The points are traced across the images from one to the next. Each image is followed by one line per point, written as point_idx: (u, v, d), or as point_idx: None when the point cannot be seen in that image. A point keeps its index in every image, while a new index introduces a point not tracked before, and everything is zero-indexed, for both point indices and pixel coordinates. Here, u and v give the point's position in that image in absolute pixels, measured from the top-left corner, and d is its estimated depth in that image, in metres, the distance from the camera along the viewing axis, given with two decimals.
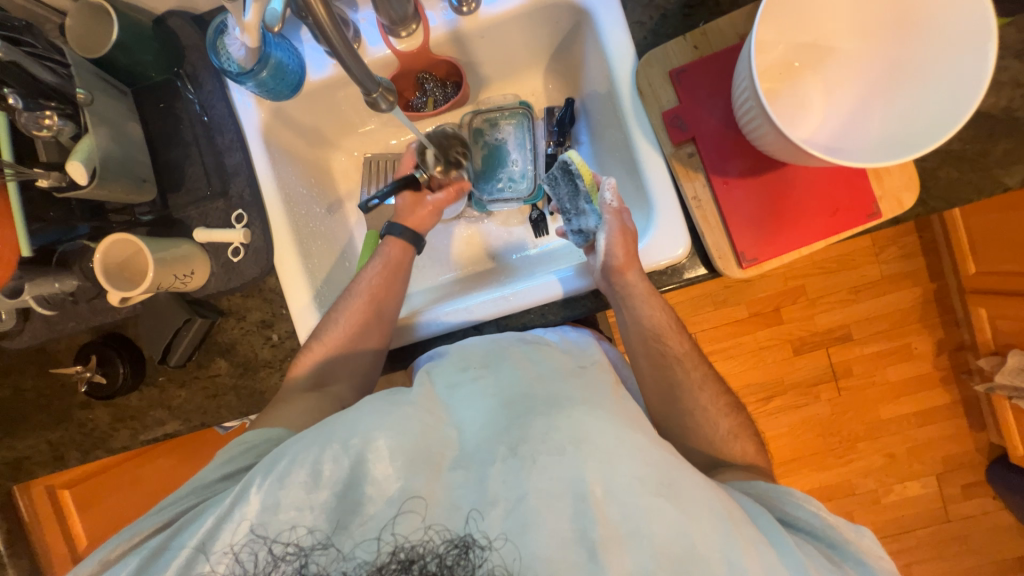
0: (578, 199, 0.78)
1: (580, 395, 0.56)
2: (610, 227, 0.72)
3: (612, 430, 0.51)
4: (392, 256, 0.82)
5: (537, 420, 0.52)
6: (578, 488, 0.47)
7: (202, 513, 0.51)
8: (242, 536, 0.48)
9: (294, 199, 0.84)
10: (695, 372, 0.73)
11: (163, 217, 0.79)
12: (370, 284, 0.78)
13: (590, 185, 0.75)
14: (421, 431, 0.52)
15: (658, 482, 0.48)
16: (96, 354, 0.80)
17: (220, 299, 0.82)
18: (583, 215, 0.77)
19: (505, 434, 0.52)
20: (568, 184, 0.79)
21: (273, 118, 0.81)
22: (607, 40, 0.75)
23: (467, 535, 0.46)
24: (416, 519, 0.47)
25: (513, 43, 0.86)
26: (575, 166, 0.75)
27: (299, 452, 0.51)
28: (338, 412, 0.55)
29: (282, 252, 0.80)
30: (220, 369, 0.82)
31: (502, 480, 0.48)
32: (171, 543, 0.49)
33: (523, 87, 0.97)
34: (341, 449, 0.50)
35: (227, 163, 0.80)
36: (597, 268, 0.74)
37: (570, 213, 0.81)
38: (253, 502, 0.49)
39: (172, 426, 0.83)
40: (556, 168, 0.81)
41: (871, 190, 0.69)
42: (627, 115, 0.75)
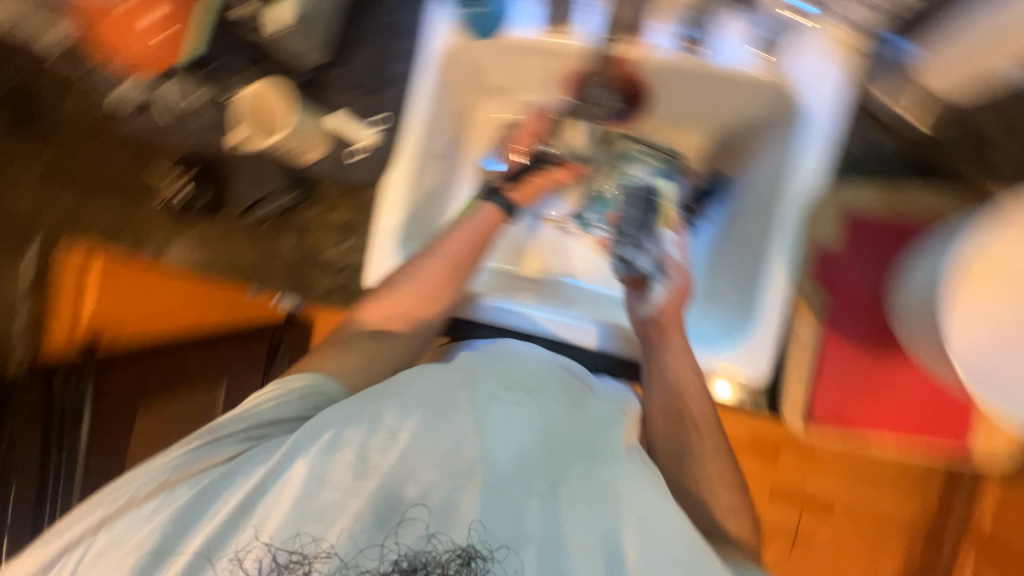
0: (645, 231, 0.80)
1: (620, 449, 0.62)
2: (670, 281, 0.76)
3: (648, 490, 0.58)
4: (483, 222, 0.78)
5: (578, 465, 0.60)
6: (611, 545, 0.56)
7: (242, 464, 0.59)
8: (287, 504, 0.54)
9: (432, 131, 0.81)
10: (711, 446, 0.72)
11: (313, 85, 0.80)
12: (454, 249, 0.75)
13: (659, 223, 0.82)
14: (458, 442, 0.59)
15: (683, 557, 0.55)
16: (190, 172, 0.82)
17: (317, 183, 0.81)
18: (638, 248, 0.79)
19: (538, 470, 0.60)
20: (638, 212, 0.82)
21: (456, 49, 0.79)
22: (800, 153, 0.73)
23: (469, 547, 0.54)
24: (419, 528, 0.55)
25: (701, 97, 0.83)
26: (657, 198, 0.82)
27: (347, 430, 0.58)
28: (383, 394, 0.62)
29: (395, 177, 0.78)
30: (284, 244, 0.83)
31: (537, 517, 0.57)
32: (218, 489, 0.57)
33: (680, 137, 0.92)
34: (389, 438, 0.58)
35: (391, 69, 0.80)
36: (639, 313, 0.77)
37: (627, 238, 0.81)
38: (298, 470, 0.56)
39: (218, 268, 0.85)
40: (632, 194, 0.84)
41: (960, 417, 0.70)
42: (775, 231, 0.73)
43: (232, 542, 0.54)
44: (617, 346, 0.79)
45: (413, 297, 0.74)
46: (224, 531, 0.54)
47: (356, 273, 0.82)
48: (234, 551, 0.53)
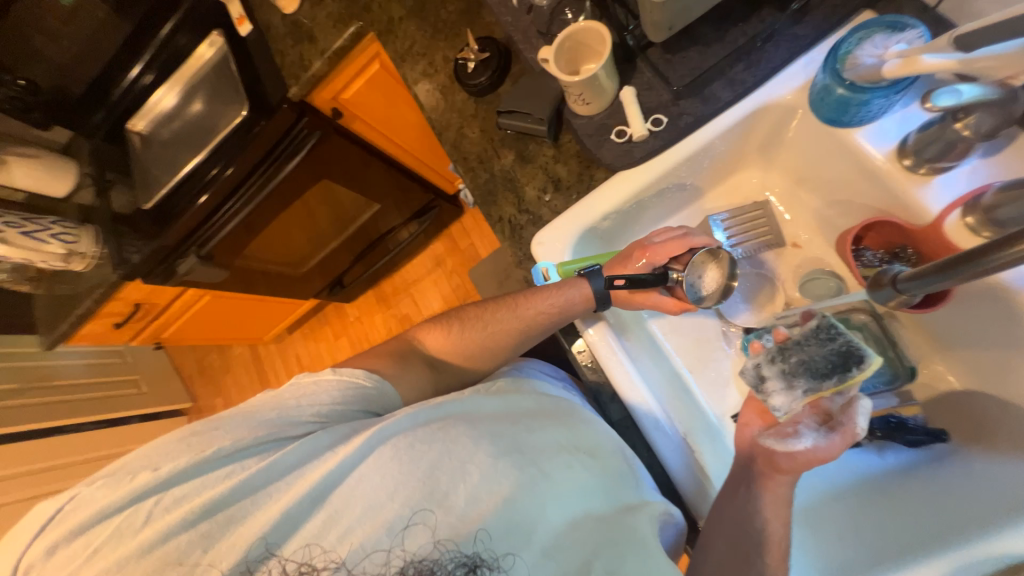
0: (816, 376, 0.59)
1: (650, 538, 0.59)
2: (815, 444, 0.58)
3: None
4: (571, 301, 0.72)
5: (623, 558, 0.57)
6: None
7: (287, 456, 0.58)
8: (329, 494, 0.56)
9: (696, 160, 0.78)
10: None
11: (631, 54, 0.78)
12: (534, 313, 0.75)
13: (855, 379, 0.57)
14: (512, 478, 0.59)
15: None
16: (487, 53, 0.89)
17: (567, 132, 0.84)
18: (791, 392, 0.61)
19: (571, 547, 0.57)
20: (828, 357, 0.59)
21: (786, 108, 0.73)
22: None
23: (478, 560, 0.54)
24: (445, 538, 0.54)
25: (999, 345, 0.65)
26: (866, 359, 0.57)
27: (416, 440, 0.60)
28: (455, 416, 0.64)
29: (637, 174, 0.77)
30: (504, 158, 0.86)
31: None
32: (263, 479, 0.57)
33: (930, 361, 0.75)
34: (456, 471, 0.58)
35: (711, 88, 0.74)
36: (765, 443, 0.62)
37: (786, 364, 0.61)
38: (353, 473, 0.57)
39: (445, 136, 0.92)
40: (837, 330, 0.60)
41: None
42: (958, 545, 0.57)
43: (284, 537, 0.54)
44: (682, 476, 0.70)
45: (482, 334, 0.78)
46: (258, 518, 0.55)
47: (534, 224, 0.82)
48: (270, 541, 0.53)
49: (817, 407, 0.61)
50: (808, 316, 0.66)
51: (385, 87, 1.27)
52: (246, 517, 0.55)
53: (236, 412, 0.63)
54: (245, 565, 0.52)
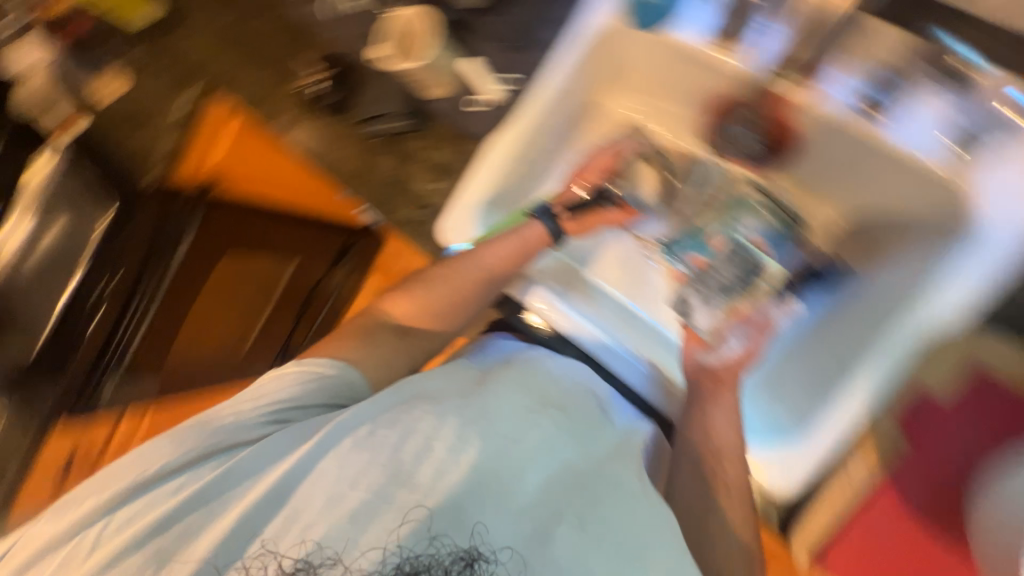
0: (733, 290, 0.80)
1: (631, 479, 0.57)
2: (745, 339, 0.76)
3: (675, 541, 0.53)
4: (527, 241, 0.77)
5: (610, 500, 0.54)
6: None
7: (233, 474, 0.52)
8: (279, 507, 0.51)
9: (556, 106, 0.78)
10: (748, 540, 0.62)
11: (462, 22, 0.80)
12: (493, 258, 0.75)
13: (757, 287, 0.80)
14: (490, 447, 0.54)
15: None
16: (329, 66, 0.87)
17: (431, 118, 0.83)
18: (711, 307, 0.80)
19: (560, 497, 0.54)
20: (736, 274, 0.81)
21: (617, 29, 0.73)
22: (950, 277, 0.61)
23: (473, 550, 0.48)
24: (429, 533, 0.49)
25: (864, 174, 0.71)
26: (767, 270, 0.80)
27: (380, 428, 0.54)
28: (414, 392, 0.59)
29: (505, 140, 0.77)
30: (385, 162, 0.88)
31: (565, 549, 0.50)
32: (214, 497, 0.52)
33: (819, 208, 0.81)
34: (421, 444, 0.53)
35: (544, 29, 0.78)
36: (702, 360, 0.74)
37: (710, 286, 0.82)
38: (325, 465, 0.52)
39: (326, 160, 0.93)
40: (743, 251, 0.81)
41: None
42: (878, 351, 0.63)
43: (258, 536, 0.49)
44: (641, 386, 0.76)
45: (443, 297, 0.74)
46: (231, 526, 0.49)
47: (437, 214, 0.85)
48: (253, 542, 0.49)
49: (742, 317, 0.78)
50: (718, 240, 0.83)
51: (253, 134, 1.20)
52: (219, 524, 0.50)
53: (189, 424, 0.57)
54: (235, 562, 0.49)
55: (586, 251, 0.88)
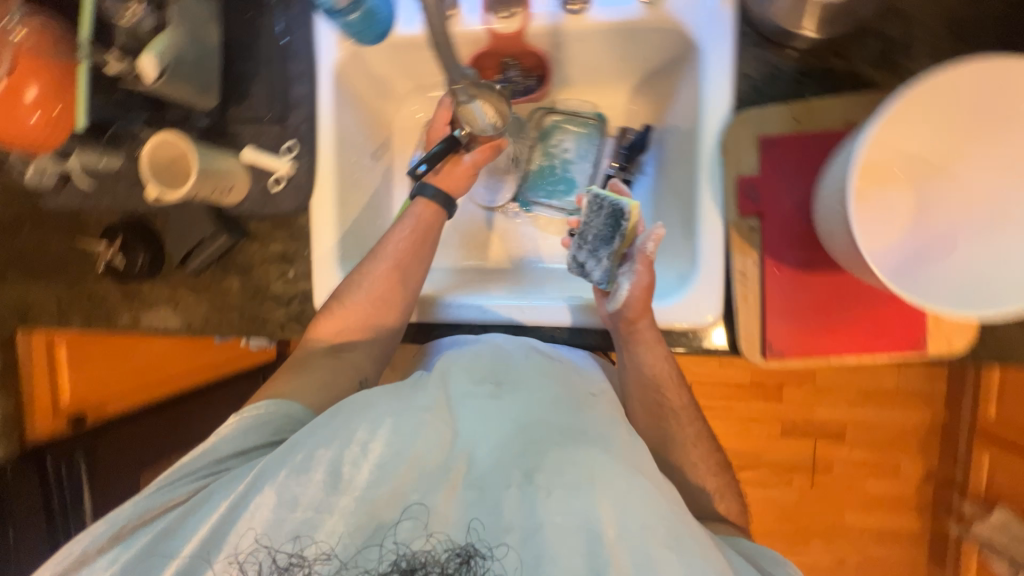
0: (608, 241, 0.72)
1: (592, 428, 0.58)
2: (635, 279, 0.67)
3: (632, 477, 0.53)
4: (423, 219, 0.79)
5: (554, 451, 0.55)
6: (592, 527, 0.50)
7: (206, 499, 0.55)
8: (248, 544, 0.50)
9: (347, 143, 0.83)
10: (689, 429, 0.72)
11: (218, 126, 0.79)
12: (396, 248, 0.77)
13: (630, 227, 0.71)
14: (439, 443, 0.55)
15: (667, 535, 0.50)
16: (121, 237, 0.82)
17: (249, 221, 0.82)
18: (599, 262, 0.73)
19: (519, 459, 0.55)
20: (605, 221, 0.72)
21: (349, 60, 0.80)
22: (707, 83, 0.71)
23: (470, 546, 0.50)
24: (417, 525, 0.51)
25: (606, 54, 0.83)
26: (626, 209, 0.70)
27: (316, 448, 0.53)
28: (350, 407, 0.56)
29: (321, 194, 0.80)
30: (231, 288, 0.83)
31: (516, 507, 0.52)
32: (180, 529, 0.53)
33: (605, 97, 0.93)
34: (360, 452, 0.53)
35: (293, 93, 0.80)
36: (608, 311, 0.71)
37: (586, 243, 0.74)
38: (271, 494, 0.51)
39: (172, 324, 0.85)
40: (602, 197, 0.72)
41: (923, 316, 0.65)
42: (701, 171, 0.71)
43: (241, 537, 0.51)
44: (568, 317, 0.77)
45: (366, 305, 0.74)
46: (209, 546, 0.51)
47: (306, 301, 0.82)
48: (238, 548, 0.50)
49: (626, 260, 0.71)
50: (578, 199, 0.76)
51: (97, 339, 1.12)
52: (199, 542, 0.51)
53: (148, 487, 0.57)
54: (230, 557, 0.50)
55: (463, 254, 0.96)
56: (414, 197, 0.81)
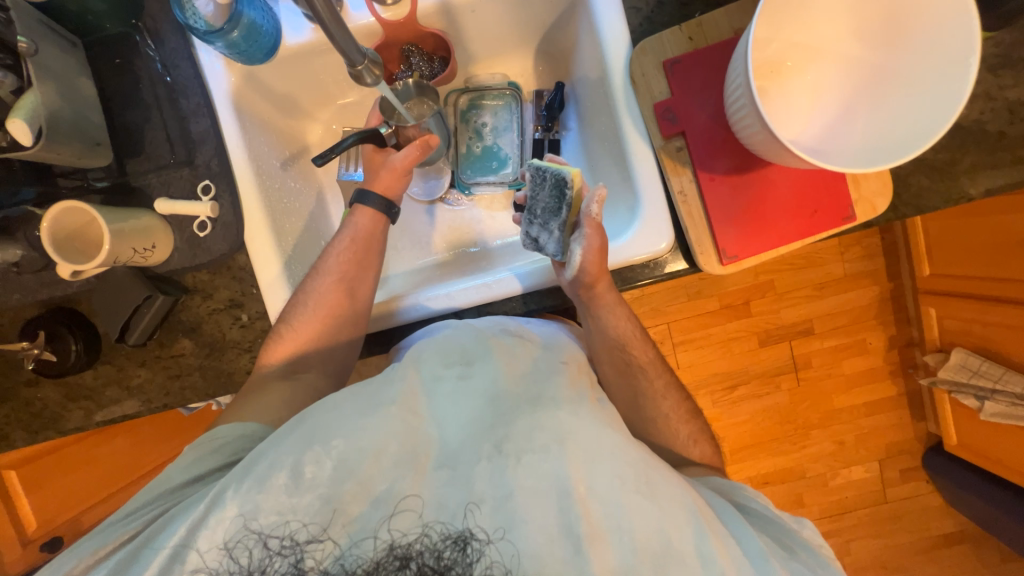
0: (557, 211, 0.69)
1: (563, 393, 0.55)
2: (588, 242, 0.67)
3: (600, 434, 0.51)
4: (362, 227, 0.77)
5: (521, 418, 0.51)
6: (563, 485, 0.47)
7: (173, 518, 0.50)
8: (232, 532, 0.46)
9: (265, 171, 0.80)
10: (656, 381, 0.74)
11: (120, 183, 0.73)
12: (338, 261, 0.75)
13: (575, 195, 0.69)
14: (405, 432, 0.51)
15: (637, 480, 0.49)
16: (44, 330, 0.74)
17: (185, 275, 0.77)
18: (551, 235, 0.70)
19: (490, 431, 0.51)
20: (551, 193, 0.70)
21: (245, 83, 0.77)
22: (602, 22, 0.74)
23: (465, 530, 0.46)
24: (414, 516, 0.46)
25: (501, 21, 0.85)
26: (568, 177, 0.68)
27: (279, 456, 0.49)
28: (318, 413, 0.53)
29: (253, 227, 0.75)
30: (185, 348, 0.78)
31: (488, 478, 0.48)
32: (152, 544, 0.47)
33: (512, 67, 0.95)
34: (321, 451, 0.49)
35: (193, 130, 0.75)
36: (567, 278, 0.71)
37: (534, 217, 0.72)
38: (232, 506, 0.47)
39: (130, 405, 0.78)
40: (543, 168, 0.70)
41: (844, 187, 0.70)
42: (619, 105, 0.73)
43: (214, 530, 0.46)
44: (538, 279, 0.75)
45: (315, 324, 0.72)
46: (176, 558, 0.46)
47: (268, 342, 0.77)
48: (214, 539, 0.46)
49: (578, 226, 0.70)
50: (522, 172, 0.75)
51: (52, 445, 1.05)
52: (163, 556, 0.46)
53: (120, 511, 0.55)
54: (216, 544, 0.46)
55: (418, 253, 0.95)
56: (352, 205, 0.79)
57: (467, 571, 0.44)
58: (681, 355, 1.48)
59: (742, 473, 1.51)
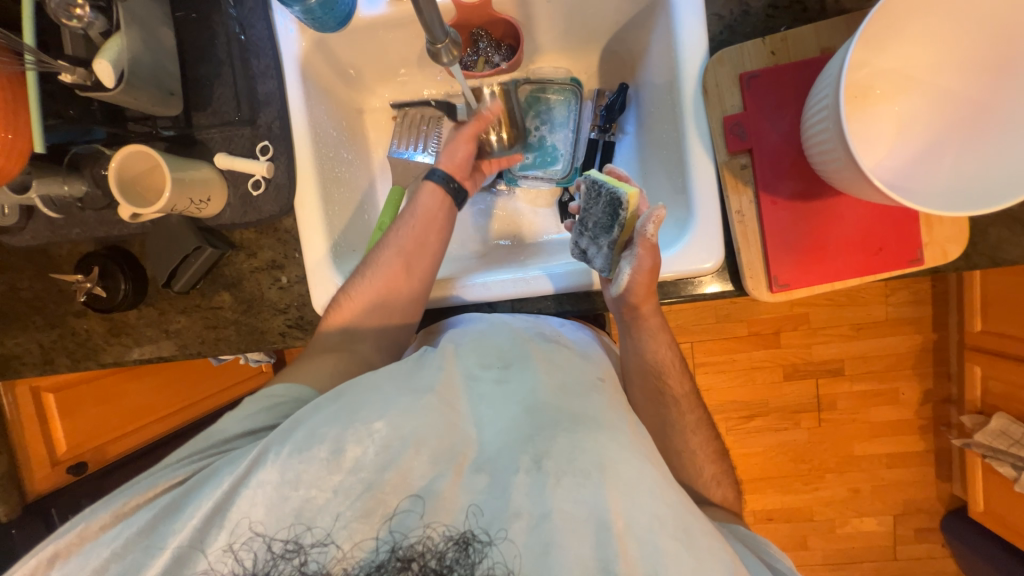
0: (607, 230, 0.67)
1: (602, 415, 0.54)
2: (638, 262, 0.64)
3: (638, 465, 0.50)
4: (427, 207, 0.77)
5: (561, 436, 0.50)
6: (602, 516, 0.46)
7: (216, 470, 0.51)
8: (241, 535, 0.47)
9: (322, 138, 0.80)
10: (686, 413, 0.72)
11: (185, 135, 0.75)
12: (403, 237, 0.75)
13: (629, 216, 0.66)
14: (445, 426, 0.51)
15: (676, 526, 0.48)
16: (98, 267, 0.77)
17: (233, 231, 0.79)
18: (600, 250, 0.69)
19: (529, 442, 0.50)
20: (605, 209, 0.68)
21: (314, 49, 0.78)
22: (680, 28, 0.71)
23: (467, 531, 0.46)
24: (414, 517, 0.46)
25: (573, 14, 0.83)
26: (623, 198, 0.65)
27: (320, 427, 0.50)
28: (359, 391, 0.54)
29: (304, 194, 0.77)
30: (223, 302, 0.80)
31: (525, 492, 0.47)
32: (191, 499, 0.49)
33: (576, 62, 0.94)
34: (363, 432, 0.49)
35: (259, 91, 0.77)
36: (612, 295, 0.70)
37: (586, 231, 0.71)
38: (272, 471, 0.48)
39: (166, 348, 0.81)
40: (601, 183, 0.68)
41: (917, 231, 0.66)
42: (686, 114, 0.71)
43: (236, 523, 0.47)
44: (576, 282, 0.74)
45: (376, 292, 0.71)
46: (213, 519, 0.48)
47: (304, 306, 0.79)
48: (222, 542, 0.47)
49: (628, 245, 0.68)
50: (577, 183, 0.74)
51: (91, 374, 1.13)
52: (197, 520, 0.47)
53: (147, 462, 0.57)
54: (223, 546, 0.47)
55: (459, 239, 0.95)
56: (421, 183, 0.79)
57: (468, 572, 0.44)
58: (702, 379, 1.44)
59: (749, 506, 1.47)
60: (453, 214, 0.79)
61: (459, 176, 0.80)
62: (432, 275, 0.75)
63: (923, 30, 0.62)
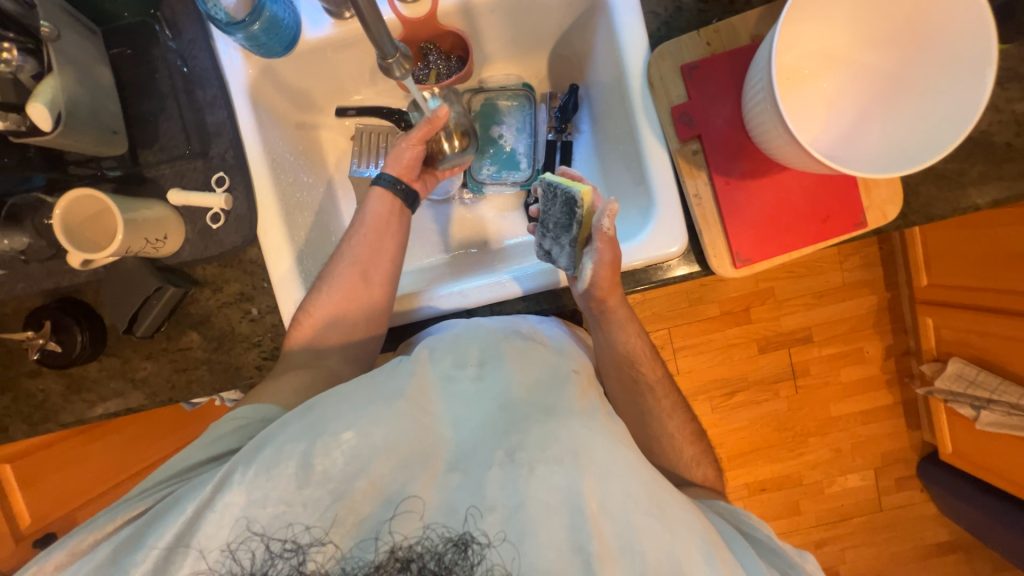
0: (567, 230, 0.69)
1: (575, 405, 0.55)
2: (599, 256, 0.66)
3: (610, 448, 0.51)
4: (380, 215, 0.77)
5: (535, 427, 0.51)
6: (576, 501, 0.47)
7: (179, 498, 0.49)
8: (237, 534, 0.46)
9: (280, 164, 0.79)
10: (665, 398, 0.74)
11: (133, 173, 0.73)
12: (354, 248, 0.75)
13: (586, 212, 0.68)
14: (416, 429, 0.51)
15: (649, 501, 0.49)
16: (50, 321, 0.73)
17: (195, 267, 0.76)
18: (563, 248, 0.70)
19: (502, 437, 0.51)
20: (562, 209, 0.69)
21: (262, 75, 0.77)
22: (621, 28, 0.74)
23: (466, 533, 0.46)
24: (414, 519, 0.47)
25: (518, 22, 0.86)
26: (577, 198, 0.67)
27: (287, 441, 0.49)
28: (327, 402, 0.53)
29: (267, 222, 0.75)
30: (192, 342, 0.77)
31: (500, 485, 0.48)
32: (150, 532, 0.47)
33: (526, 68, 0.96)
34: (332, 443, 0.49)
35: (209, 122, 0.75)
36: (578, 291, 0.71)
37: (547, 232, 0.72)
38: (238, 493, 0.47)
39: (133, 399, 0.77)
40: (554, 184, 0.69)
41: (858, 197, 0.71)
42: (636, 108, 0.74)
43: (215, 525, 0.46)
44: (541, 283, 0.75)
45: (340, 306, 0.71)
46: (176, 548, 0.46)
47: (278, 336, 0.76)
48: (216, 539, 0.46)
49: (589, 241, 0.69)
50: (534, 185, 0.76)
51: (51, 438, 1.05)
52: (160, 549, 0.45)
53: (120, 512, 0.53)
54: (218, 546, 0.46)
55: (427, 251, 0.95)
56: (370, 189, 0.79)
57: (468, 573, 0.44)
58: (682, 362, 1.49)
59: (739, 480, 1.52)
60: (405, 215, 0.80)
61: (407, 177, 0.81)
62: (392, 282, 0.75)
63: (839, 12, 0.68)
